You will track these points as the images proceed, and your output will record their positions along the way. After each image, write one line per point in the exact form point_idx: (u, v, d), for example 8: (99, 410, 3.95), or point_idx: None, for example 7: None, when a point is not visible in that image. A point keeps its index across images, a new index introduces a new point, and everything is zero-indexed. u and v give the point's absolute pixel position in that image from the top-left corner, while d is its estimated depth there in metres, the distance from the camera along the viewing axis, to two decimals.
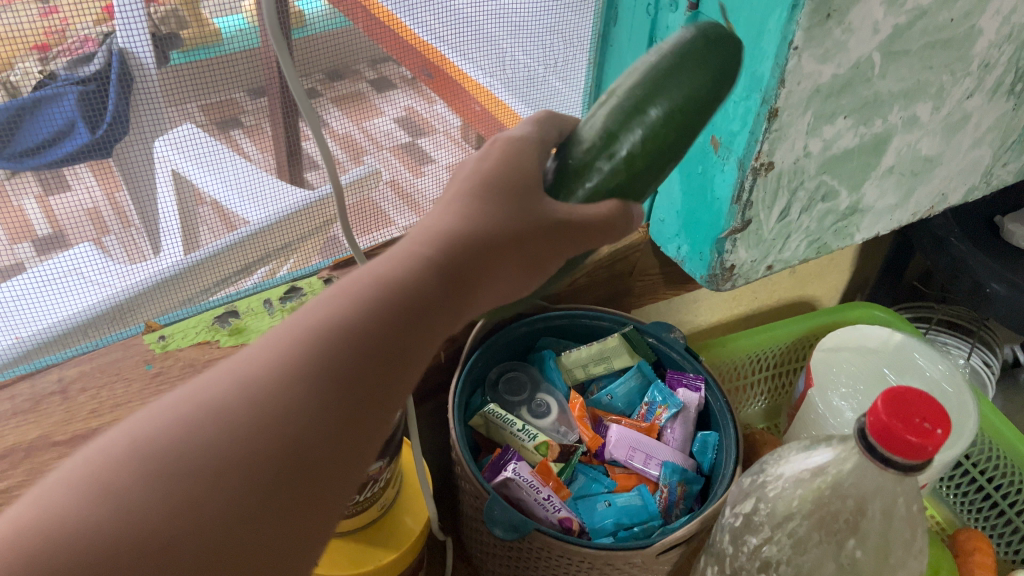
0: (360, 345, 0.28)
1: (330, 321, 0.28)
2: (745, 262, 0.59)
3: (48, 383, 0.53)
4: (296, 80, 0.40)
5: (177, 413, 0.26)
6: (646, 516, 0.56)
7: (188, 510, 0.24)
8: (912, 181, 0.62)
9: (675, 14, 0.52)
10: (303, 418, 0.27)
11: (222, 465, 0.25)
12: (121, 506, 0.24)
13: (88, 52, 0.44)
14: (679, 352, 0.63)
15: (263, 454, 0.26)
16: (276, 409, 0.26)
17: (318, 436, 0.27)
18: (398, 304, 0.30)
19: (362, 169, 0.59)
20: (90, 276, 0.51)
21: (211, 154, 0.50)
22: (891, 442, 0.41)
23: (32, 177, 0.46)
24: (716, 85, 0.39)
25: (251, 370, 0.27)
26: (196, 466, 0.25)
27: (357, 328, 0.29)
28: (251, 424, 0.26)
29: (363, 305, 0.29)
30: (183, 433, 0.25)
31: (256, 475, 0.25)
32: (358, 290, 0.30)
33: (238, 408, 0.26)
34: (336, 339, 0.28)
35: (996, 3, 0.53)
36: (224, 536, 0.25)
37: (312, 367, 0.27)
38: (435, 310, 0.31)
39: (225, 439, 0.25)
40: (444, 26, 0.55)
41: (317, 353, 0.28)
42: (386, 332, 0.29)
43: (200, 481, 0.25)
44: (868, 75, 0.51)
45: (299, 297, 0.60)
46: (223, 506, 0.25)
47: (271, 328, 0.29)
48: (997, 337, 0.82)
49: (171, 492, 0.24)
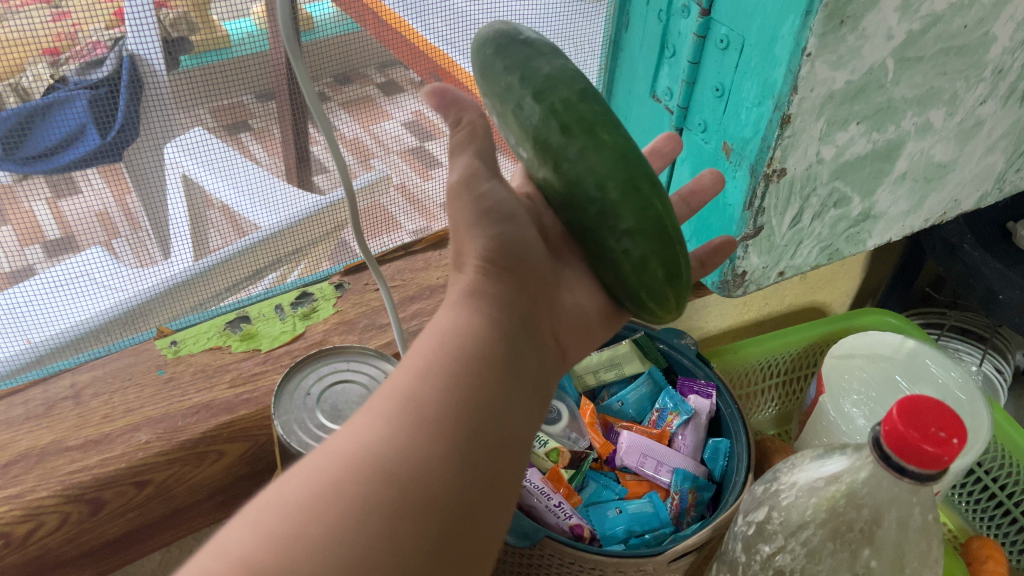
0: (432, 381, 0.31)
1: (402, 376, 0.31)
2: (757, 268, 0.59)
3: (60, 388, 0.54)
4: (308, 82, 0.40)
5: (295, 478, 0.28)
6: (657, 524, 0.55)
7: (291, 541, 0.26)
8: (925, 187, 0.62)
9: (687, 19, 0.52)
10: (441, 458, 0.29)
11: (334, 501, 0.27)
12: (300, 554, 0.25)
13: (98, 57, 0.43)
14: (690, 358, 0.64)
15: (352, 480, 0.27)
16: (414, 452, 0.28)
17: (405, 456, 0.28)
18: (464, 343, 0.33)
19: (372, 174, 0.59)
20: (101, 280, 0.51)
21: (222, 159, 0.51)
22: (907, 452, 0.41)
23: (44, 181, 0.46)
24: (525, 71, 0.40)
25: (339, 435, 0.30)
26: (292, 508, 0.27)
27: (460, 374, 0.31)
28: (339, 465, 0.28)
29: (431, 352, 0.32)
30: (278, 492, 0.28)
31: (414, 514, 0.27)
32: (426, 345, 0.33)
33: (384, 458, 0.28)
34: (448, 389, 0.31)
35: (1011, 10, 0.53)
36: (330, 554, 0.26)
37: (436, 414, 0.30)
38: (517, 352, 0.34)
39: (378, 483, 0.27)
40: (456, 32, 0.55)
41: (393, 401, 0.30)
42: (488, 376, 0.32)
43: (297, 517, 0.26)
44: (882, 81, 0.51)
45: (310, 303, 0.61)
46: (391, 545, 0.26)
47: (384, 391, 0.31)
48: (1009, 344, 0.82)
49: (272, 530, 0.26)
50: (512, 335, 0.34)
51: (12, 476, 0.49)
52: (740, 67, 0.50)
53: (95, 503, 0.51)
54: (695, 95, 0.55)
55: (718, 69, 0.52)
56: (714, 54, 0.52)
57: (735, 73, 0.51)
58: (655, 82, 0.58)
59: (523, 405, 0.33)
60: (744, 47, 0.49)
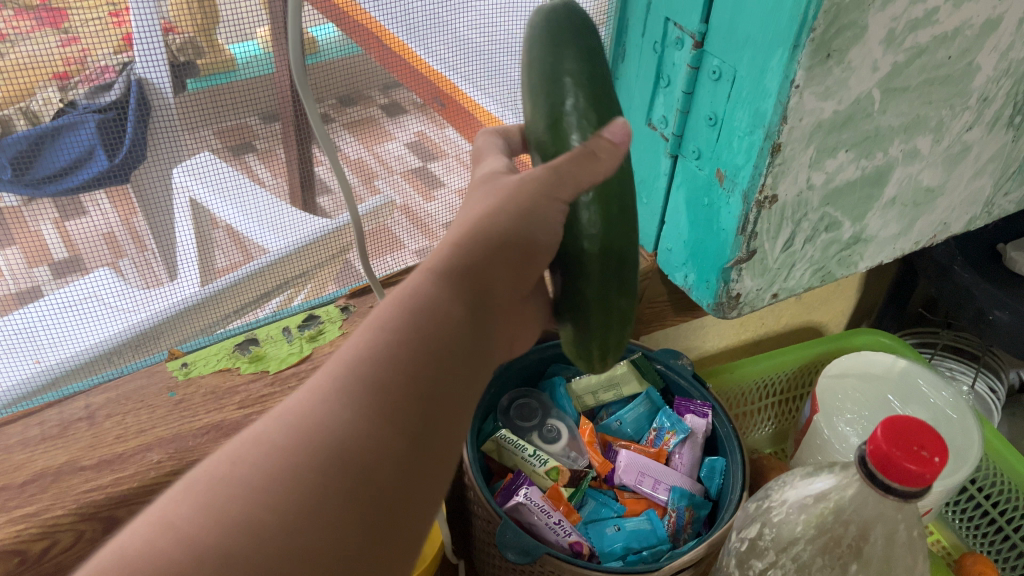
0: (390, 356, 0.31)
1: (360, 347, 0.31)
2: (750, 290, 0.60)
3: (75, 410, 0.55)
4: (312, 104, 0.42)
5: (252, 452, 0.29)
6: (654, 541, 0.57)
7: (241, 525, 0.27)
8: (914, 211, 0.64)
9: (680, 51, 0.54)
10: (391, 441, 0.30)
11: (283, 485, 0.28)
12: (249, 537, 0.27)
13: (107, 81, 0.45)
14: (687, 378, 0.65)
15: (304, 463, 0.28)
16: (364, 438, 0.29)
17: (358, 441, 0.29)
18: (426, 318, 0.33)
19: (378, 199, 0.61)
20: (110, 301, 0.53)
21: (232, 183, 0.53)
22: (890, 470, 0.43)
23: (51, 203, 0.47)
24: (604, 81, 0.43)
25: (295, 407, 0.30)
26: (244, 489, 0.28)
27: (421, 351, 0.32)
28: (292, 444, 0.29)
29: (394, 324, 0.32)
30: (231, 468, 0.28)
31: (360, 502, 0.28)
32: (390, 313, 0.33)
33: (337, 441, 0.29)
34: (404, 370, 0.31)
35: (994, 40, 0.54)
36: (276, 539, 0.27)
37: (390, 396, 0.30)
38: (478, 330, 0.34)
39: (330, 469, 0.28)
40: (453, 53, 0.56)
41: (351, 375, 0.30)
42: (445, 359, 0.32)
43: (248, 500, 0.27)
44: (869, 110, 0.52)
45: (317, 326, 0.62)
46: (340, 528, 0.28)
47: (339, 361, 0.31)
48: (1002, 363, 0.83)
49: (225, 512, 0.27)
50: (471, 311, 0.34)
51: (29, 495, 0.50)
52: (732, 98, 0.52)
53: (109, 521, 0.52)
54: (689, 124, 0.57)
55: (711, 99, 0.54)
56: (707, 85, 0.54)
57: (727, 103, 0.52)
58: (651, 111, 0.60)
59: (477, 377, 0.34)
60: (736, 78, 0.51)
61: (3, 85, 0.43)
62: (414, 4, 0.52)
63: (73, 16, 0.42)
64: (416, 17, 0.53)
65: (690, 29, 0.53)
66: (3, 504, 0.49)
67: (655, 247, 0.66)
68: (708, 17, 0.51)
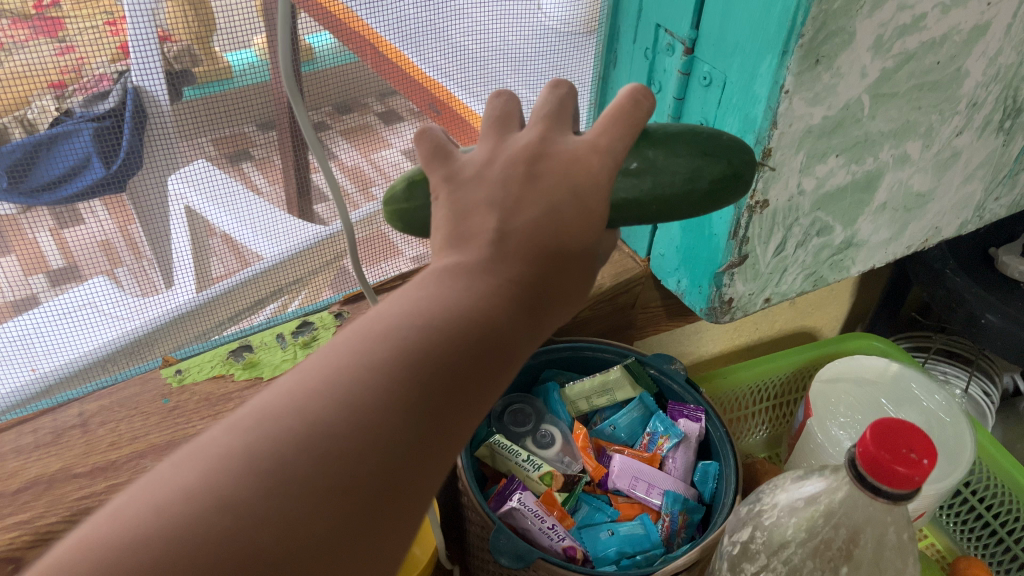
0: (457, 362, 0.29)
1: (428, 343, 0.28)
2: (743, 295, 0.61)
3: (68, 417, 0.55)
4: (305, 115, 0.43)
5: (300, 430, 0.26)
6: (648, 545, 0.57)
7: (284, 526, 0.25)
8: (904, 216, 0.64)
9: (671, 57, 0.55)
10: (434, 456, 0.28)
11: (332, 490, 0.26)
12: (284, 540, 0.25)
13: (103, 90, 0.45)
14: (679, 383, 0.65)
15: (358, 470, 0.26)
16: (414, 451, 0.27)
17: (409, 453, 0.27)
18: (494, 322, 0.30)
19: (372, 205, 0.61)
20: (105, 309, 0.53)
21: (226, 190, 0.53)
22: (879, 472, 0.43)
23: (48, 212, 0.48)
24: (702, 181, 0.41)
25: (355, 388, 0.27)
26: (291, 484, 0.25)
27: (483, 363, 0.30)
28: (350, 443, 0.26)
29: (464, 324, 0.29)
30: (283, 447, 0.26)
31: (387, 503, 0.27)
32: (461, 306, 0.30)
33: (390, 453, 0.27)
34: (464, 382, 0.29)
35: (983, 46, 0.55)
36: (313, 548, 0.25)
37: (440, 403, 0.28)
38: (529, 331, 0.32)
39: (377, 481, 0.26)
40: (450, 62, 0.56)
41: (416, 377, 0.28)
42: (495, 362, 0.30)
43: (293, 498, 0.25)
44: (858, 116, 0.53)
45: (311, 331, 0.62)
46: (372, 541, 0.27)
47: (392, 337, 0.28)
48: (995, 366, 0.84)
49: (269, 506, 0.25)
50: (527, 310, 0.32)
51: (23, 502, 0.50)
52: (722, 104, 0.52)
53: None
54: None
55: (701, 105, 0.54)
56: (698, 91, 0.54)
57: (717, 109, 0.53)
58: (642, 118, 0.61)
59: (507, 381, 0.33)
60: (726, 85, 0.51)
61: (2, 94, 0.43)
62: (407, 11, 0.52)
63: (69, 25, 0.42)
64: (410, 25, 0.53)
65: (681, 36, 0.53)
66: None
67: (647, 252, 0.67)
68: (698, 24, 0.52)
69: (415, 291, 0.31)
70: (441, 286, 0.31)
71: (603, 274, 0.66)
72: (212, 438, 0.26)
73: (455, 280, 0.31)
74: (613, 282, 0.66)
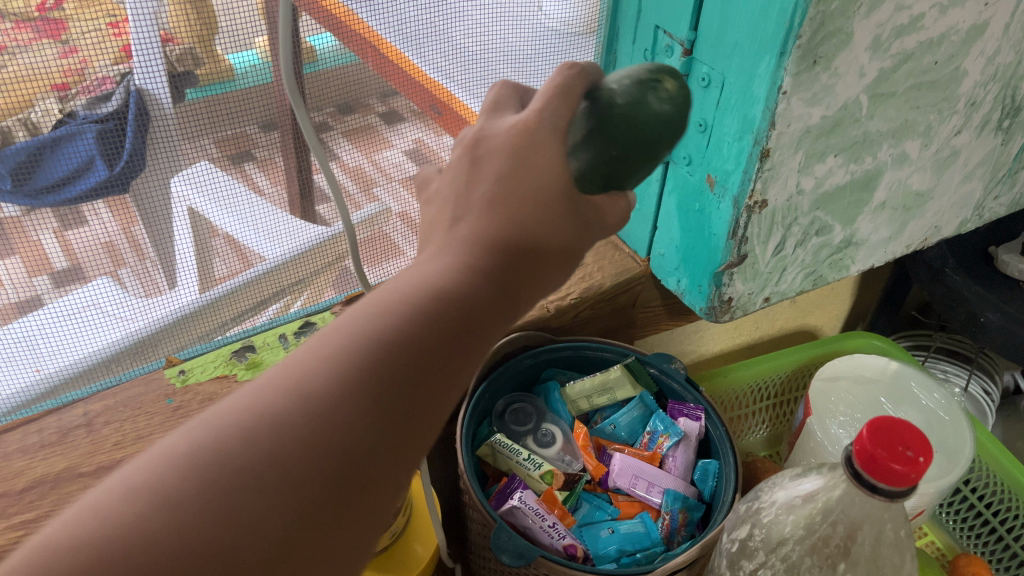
0: (414, 352, 0.29)
1: (381, 334, 0.29)
2: (743, 294, 0.61)
3: (74, 417, 0.56)
4: (306, 116, 0.43)
5: (254, 427, 0.27)
6: (648, 542, 0.58)
7: (232, 519, 0.25)
8: (903, 215, 0.64)
9: (670, 58, 0.55)
10: (390, 444, 0.28)
11: (280, 481, 0.26)
12: (235, 532, 0.25)
13: (106, 92, 0.46)
14: (680, 382, 0.65)
15: (307, 460, 0.27)
16: (367, 438, 0.28)
17: (363, 442, 0.28)
18: (455, 310, 0.30)
19: (374, 206, 0.61)
20: (110, 310, 0.53)
21: (228, 191, 0.53)
22: (876, 470, 0.43)
23: (52, 213, 0.48)
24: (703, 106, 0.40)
25: (306, 383, 0.28)
26: (240, 478, 0.26)
27: (441, 350, 0.30)
28: (300, 435, 0.27)
29: (422, 313, 0.30)
30: (235, 443, 0.26)
31: (344, 494, 0.27)
32: (418, 298, 0.30)
33: (342, 441, 0.27)
34: (420, 369, 0.29)
35: (980, 45, 0.55)
36: (262, 539, 0.26)
37: (395, 394, 0.28)
38: (491, 322, 0.32)
39: (329, 471, 0.27)
40: (450, 63, 0.57)
41: (369, 368, 0.28)
42: (456, 353, 0.30)
43: (243, 491, 0.26)
44: (856, 116, 0.53)
45: (312, 331, 0.63)
46: (325, 531, 0.27)
47: (345, 330, 0.29)
48: (995, 365, 0.84)
49: (220, 502, 0.25)
50: (493, 298, 0.32)
51: (28, 501, 0.51)
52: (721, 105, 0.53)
53: None
54: None
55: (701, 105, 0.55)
56: (697, 91, 0.54)
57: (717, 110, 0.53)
58: None
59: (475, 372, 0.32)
60: (725, 86, 0.52)
61: (4, 96, 0.43)
62: (408, 13, 0.52)
63: (73, 27, 0.43)
64: (410, 26, 0.53)
65: (680, 37, 0.53)
66: (3, 510, 0.50)
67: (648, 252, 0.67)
68: (696, 25, 0.52)
69: (376, 290, 0.31)
70: (405, 281, 0.31)
71: (604, 274, 0.66)
72: (200, 431, 0.27)
73: (418, 276, 0.32)
74: (613, 282, 0.66)
